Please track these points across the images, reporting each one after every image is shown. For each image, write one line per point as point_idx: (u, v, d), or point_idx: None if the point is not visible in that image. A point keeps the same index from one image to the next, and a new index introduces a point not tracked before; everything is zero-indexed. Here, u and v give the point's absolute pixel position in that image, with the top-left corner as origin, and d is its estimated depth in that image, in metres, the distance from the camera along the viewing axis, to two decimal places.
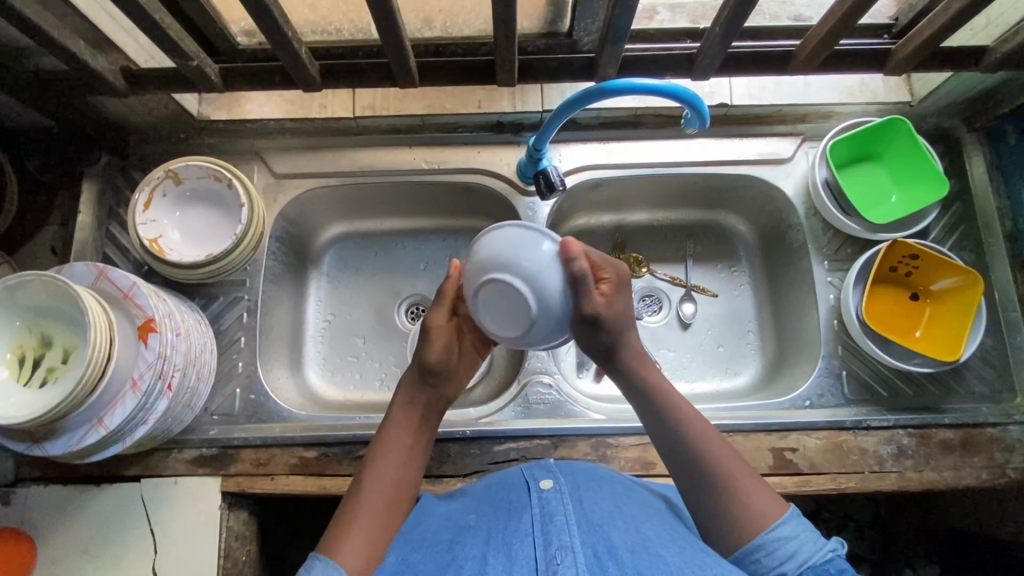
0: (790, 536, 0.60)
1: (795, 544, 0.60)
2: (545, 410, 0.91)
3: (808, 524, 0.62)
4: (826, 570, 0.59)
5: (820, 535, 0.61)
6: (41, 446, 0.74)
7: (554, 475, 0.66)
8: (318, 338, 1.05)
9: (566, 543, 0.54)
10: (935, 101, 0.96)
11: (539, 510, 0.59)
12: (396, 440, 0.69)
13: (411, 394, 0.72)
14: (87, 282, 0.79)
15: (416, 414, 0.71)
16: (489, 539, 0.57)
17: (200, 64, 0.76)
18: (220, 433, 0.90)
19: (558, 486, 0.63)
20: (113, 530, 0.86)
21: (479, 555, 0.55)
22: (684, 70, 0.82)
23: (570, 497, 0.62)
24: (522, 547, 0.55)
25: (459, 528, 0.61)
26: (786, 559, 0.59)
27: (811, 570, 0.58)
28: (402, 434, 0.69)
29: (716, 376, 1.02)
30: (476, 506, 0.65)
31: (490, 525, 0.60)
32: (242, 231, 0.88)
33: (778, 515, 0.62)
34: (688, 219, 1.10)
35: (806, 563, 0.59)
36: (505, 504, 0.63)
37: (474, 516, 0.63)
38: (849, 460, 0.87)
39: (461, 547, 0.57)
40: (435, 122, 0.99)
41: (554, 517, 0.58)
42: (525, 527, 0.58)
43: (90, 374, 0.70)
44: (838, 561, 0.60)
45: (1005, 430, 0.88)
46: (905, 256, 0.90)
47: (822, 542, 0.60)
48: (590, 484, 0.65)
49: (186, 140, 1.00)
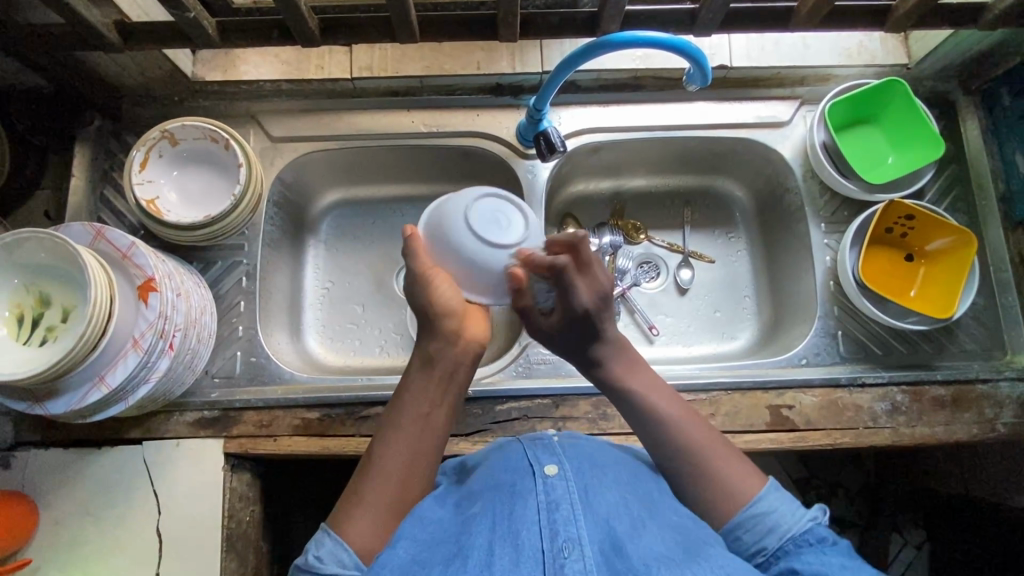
0: (769, 510, 0.62)
1: (775, 518, 0.62)
2: (545, 370, 0.92)
3: (788, 495, 0.64)
4: (806, 540, 0.61)
5: (800, 505, 0.63)
6: (42, 405, 0.74)
7: (559, 458, 0.66)
8: (317, 305, 1.05)
9: (574, 535, 0.56)
10: (933, 64, 0.96)
11: (545, 497, 0.60)
12: (412, 409, 0.66)
13: (425, 355, 0.69)
14: (85, 242, 0.78)
15: (432, 379, 0.68)
16: (494, 528, 0.57)
17: (196, 16, 0.75)
18: (221, 396, 0.90)
19: (563, 471, 0.64)
20: (116, 491, 0.86)
21: (485, 544, 0.56)
22: (685, 26, 0.81)
23: (576, 483, 0.62)
24: (529, 535, 0.56)
25: (463, 517, 0.60)
26: (767, 534, 0.61)
27: (791, 542, 0.61)
28: (417, 402, 0.67)
29: (712, 339, 1.04)
30: (476, 488, 0.65)
31: (495, 510, 0.59)
32: (240, 193, 0.87)
33: (759, 488, 0.64)
34: (685, 185, 1.10)
35: (786, 535, 0.61)
36: (508, 488, 0.63)
37: (476, 501, 0.62)
38: (845, 416, 0.89)
39: (466, 537, 0.57)
40: (433, 84, 0.98)
41: (559, 505, 0.59)
42: (531, 514, 0.58)
43: (91, 332, 0.70)
44: (818, 529, 0.62)
45: (996, 386, 0.90)
46: (902, 217, 0.91)
47: (801, 512, 0.62)
48: (594, 468, 0.65)
49: (181, 103, 0.99)
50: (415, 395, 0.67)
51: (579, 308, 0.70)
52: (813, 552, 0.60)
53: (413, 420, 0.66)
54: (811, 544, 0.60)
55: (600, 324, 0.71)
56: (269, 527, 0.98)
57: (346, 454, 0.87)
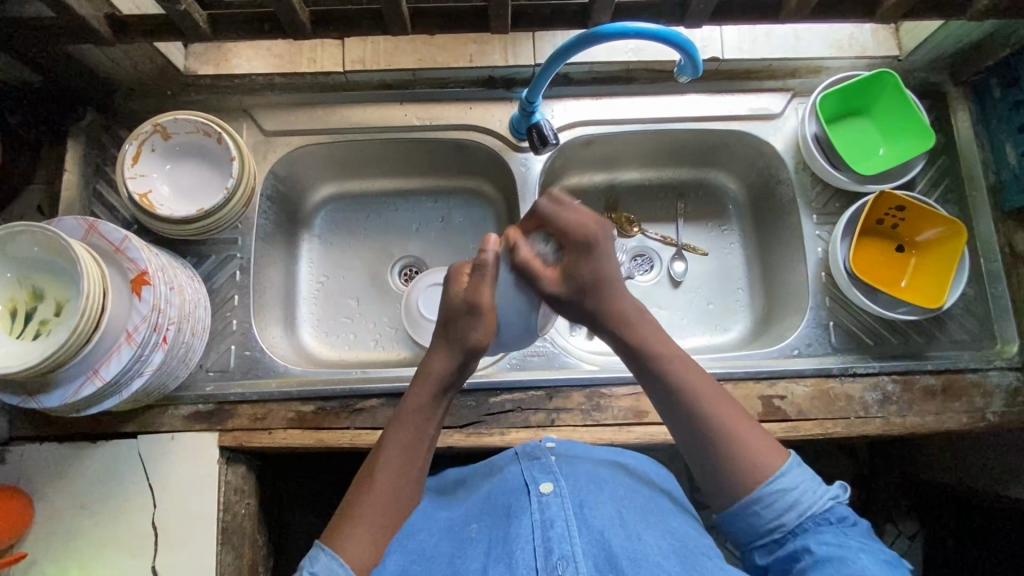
0: (792, 488, 0.63)
1: (795, 496, 0.63)
2: (539, 362, 0.92)
3: (809, 473, 0.65)
4: (825, 519, 0.62)
5: (820, 483, 0.64)
6: (37, 399, 0.74)
7: (554, 476, 0.67)
8: (312, 299, 1.05)
9: (567, 552, 0.57)
10: (923, 55, 0.97)
11: (539, 515, 0.61)
12: (415, 433, 0.66)
13: (432, 381, 0.68)
14: (77, 236, 0.78)
15: (435, 404, 0.68)
16: (489, 552, 0.60)
17: (188, 8, 0.75)
18: (215, 389, 0.90)
19: (558, 490, 0.65)
20: (112, 484, 0.86)
21: (480, 567, 0.58)
22: (676, 19, 0.81)
23: (571, 500, 0.64)
24: (523, 554, 0.57)
25: (460, 540, 0.63)
26: (786, 511, 0.62)
27: (810, 520, 0.62)
28: (420, 426, 0.67)
29: (706, 331, 1.04)
30: (476, 513, 0.67)
31: (492, 535, 0.62)
32: (233, 186, 0.87)
33: (781, 462, 0.64)
34: (679, 178, 1.10)
35: (806, 513, 0.62)
36: (506, 510, 0.65)
37: (474, 526, 0.65)
38: (836, 406, 0.89)
39: (461, 561, 0.60)
40: (426, 77, 0.98)
41: (554, 523, 0.60)
42: (524, 532, 0.60)
43: (84, 325, 0.70)
44: (838, 508, 0.63)
45: (985, 375, 0.91)
46: (892, 208, 0.92)
47: (822, 491, 0.64)
48: (591, 486, 0.66)
49: (173, 97, 0.99)
50: (418, 420, 0.67)
51: (578, 232, 0.69)
52: (832, 531, 0.61)
53: (414, 444, 0.66)
54: (830, 523, 0.62)
55: (605, 258, 0.69)
56: (265, 520, 0.99)
57: (341, 446, 0.88)
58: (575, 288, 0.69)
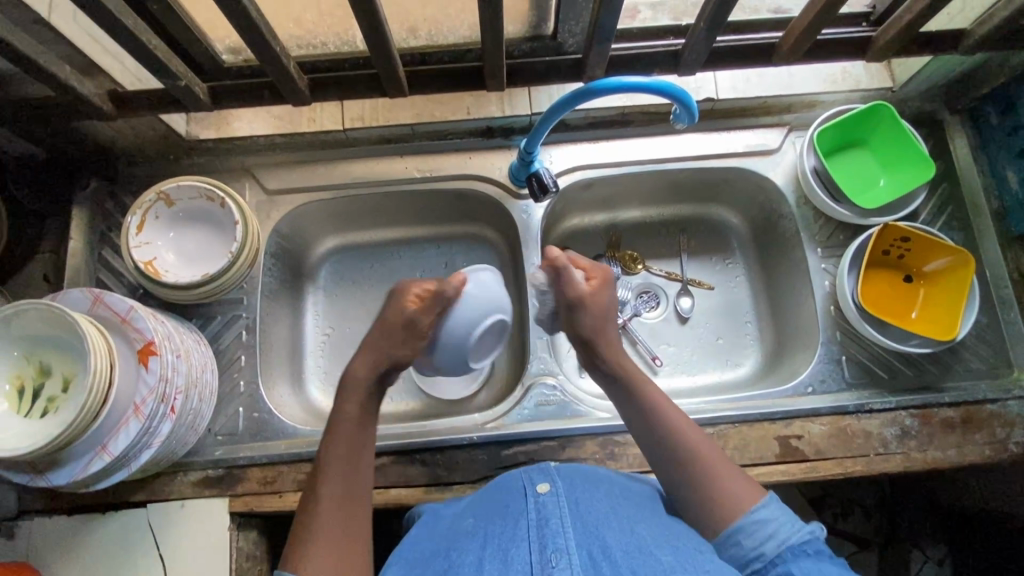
0: (771, 519, 0.63)
1: (775, 526, 0.63)
2: (550, 411, 0.91)
3: (787, 506, 0.65)
4: (804, 550, 0.62)
5: (798, 517, 0.64)
6: (45, 477, 0.73)
7: (551, 476, 0.65)
8: (318, 352, 1.05)
9: (561, 546, 0.55)
10: (917, 86, 0.98)
11: (535, 515, 0.59)
12: (344, 441, 0.67)
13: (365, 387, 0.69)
14: (84, 309, 0.79)
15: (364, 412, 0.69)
16: (484, 546, 0.57)
17: (188, 83, 0.76)
18: (225, 453, 0.89)
19: (555, 488, 0.63)
20: (122, 556, 0.85)
21: (475, 561, 0.56)
22: (670, 66, 0.82)
23: (567, 499, 0.61)
24: (518, 551, 0.55)
25: (457, 537, 0.61)
26: (767, 539, 0.62)
27: (789, 550, 0.62)
28: (349, 434, 0.67)
29: (717, 367, 1.03)
30: (473, 514, 0.65)
31: (487, 531, 0.60)
32: (236, 250, 0.87)
33: (759, 498, 0.65)
34: (680, 214, 1.11)
35: (785, 543, 0.62)
36: (504, 510, 0.62)
37: (470, 524, 0.63)
38: (854, 444, 0.88)
39: (457, 556, 0.58)
40: (425, 130, 1.00)
41: (550, 520, 0.58)
42: (521, 532, 0.57)
43: (92, 403, 0.70)
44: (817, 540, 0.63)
45: (1005, 405, 0.89)
46: (897, 240, 0.92)
47: (799, 524, 0.63)
48: (587, 488, 0.64)
49: (177, 161, 1.00)
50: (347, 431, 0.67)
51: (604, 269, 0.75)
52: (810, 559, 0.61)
53: (349, 452, 0.66)
54: (808, 554, 0.62)
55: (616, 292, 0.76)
56: None
57: None
58: (594, 308, 0.73)
